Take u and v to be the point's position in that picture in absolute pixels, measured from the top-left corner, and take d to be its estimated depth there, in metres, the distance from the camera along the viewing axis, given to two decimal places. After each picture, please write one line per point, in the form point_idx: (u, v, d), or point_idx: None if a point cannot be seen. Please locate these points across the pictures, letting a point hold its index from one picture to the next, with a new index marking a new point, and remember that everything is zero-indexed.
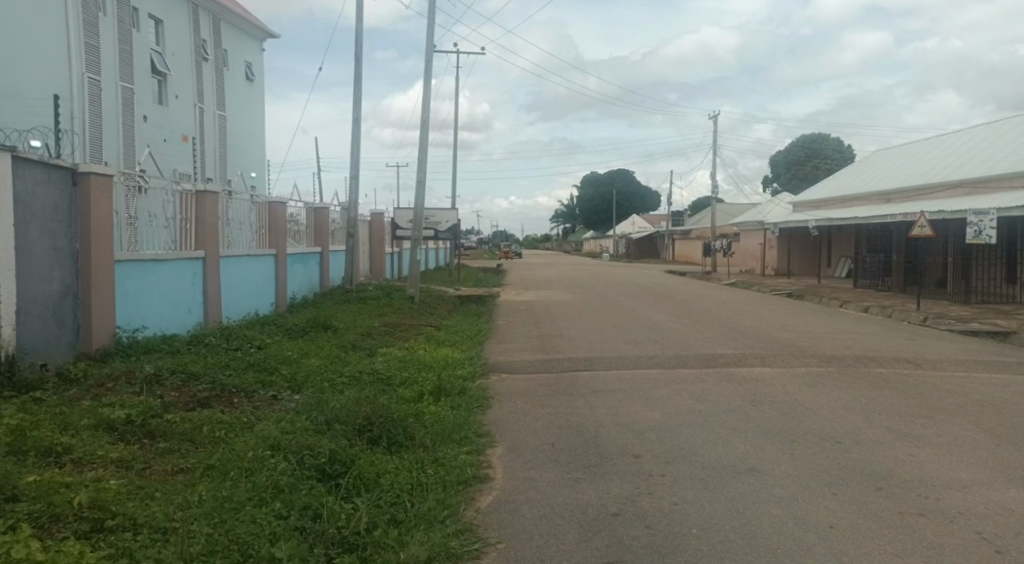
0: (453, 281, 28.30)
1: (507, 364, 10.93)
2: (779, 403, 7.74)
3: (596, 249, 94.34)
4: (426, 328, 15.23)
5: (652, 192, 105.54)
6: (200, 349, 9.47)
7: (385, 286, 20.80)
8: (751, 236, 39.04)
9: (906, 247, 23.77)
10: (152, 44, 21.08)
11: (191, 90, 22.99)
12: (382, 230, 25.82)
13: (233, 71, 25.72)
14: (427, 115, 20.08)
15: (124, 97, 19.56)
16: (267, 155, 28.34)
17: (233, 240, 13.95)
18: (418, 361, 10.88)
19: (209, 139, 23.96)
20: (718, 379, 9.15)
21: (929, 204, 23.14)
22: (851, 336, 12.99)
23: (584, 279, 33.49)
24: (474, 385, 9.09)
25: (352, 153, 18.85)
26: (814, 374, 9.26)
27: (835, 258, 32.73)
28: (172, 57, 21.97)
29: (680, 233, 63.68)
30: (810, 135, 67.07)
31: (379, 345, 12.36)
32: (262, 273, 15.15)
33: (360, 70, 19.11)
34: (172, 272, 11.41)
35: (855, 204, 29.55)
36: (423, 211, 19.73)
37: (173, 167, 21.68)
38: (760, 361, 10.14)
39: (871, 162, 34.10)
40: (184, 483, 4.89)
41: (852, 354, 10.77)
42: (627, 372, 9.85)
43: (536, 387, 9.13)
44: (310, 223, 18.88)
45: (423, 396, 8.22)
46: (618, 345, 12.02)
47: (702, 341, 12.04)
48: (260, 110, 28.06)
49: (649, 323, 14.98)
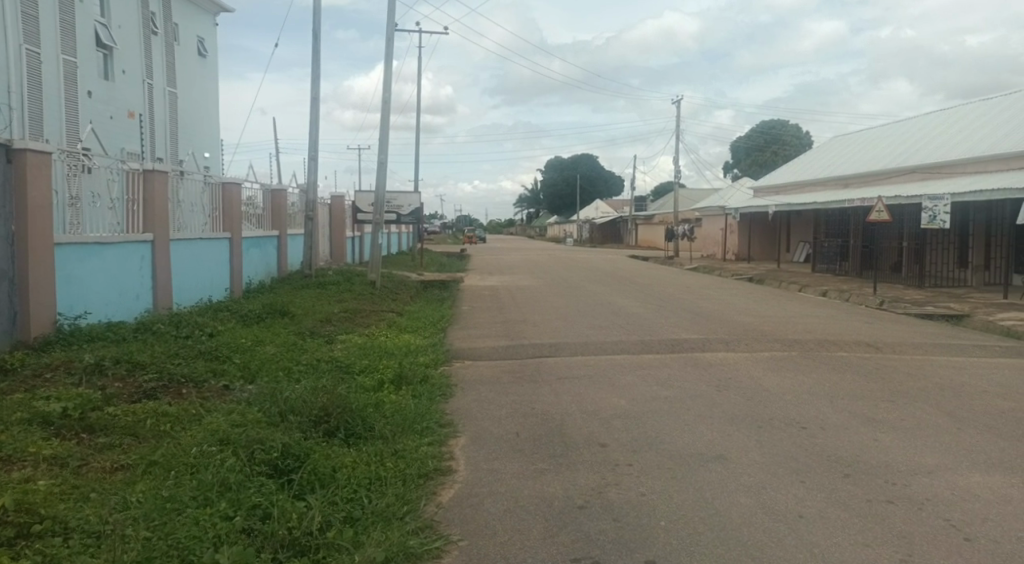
0: (415, 266, 27.94)
1: (470, 351, 10.72)
2: (744, 388, 7.66)
3: (560, 235, 94.49)
4: (386, 314, 14.92)
5: (615, 177, 105.95)
6: (147, 336, 9.06)
7: (346, 270, 20.40)
8: (713, 221, 39.31)
9: (863, 232, 24.07)
10: (96, 16, 20.21)
11: (139, 66, 22.14)
12: (343, 213, 25.33)
13: (184, 47, 24.84)
14: (386, 96, 19.65)
15: (66, 71, 18.73)
16: (220, 135, 27.53)
17: (185, 224, 13.45)
18: (378, 348, 10.60)
19: (159, 117, 23.15)
20: (683, 364, 9.05)
21: (886, 189, 23.45)
22: (812, 320, 13.04)
23: (547, 264, 33.40)
24: (435, 372, 8.85)
25: (310, 134, 18.32)
26: (778, 358, 9.20)
27: (795, 243, 33.12)
28: (118, 30, 21.11)
29: (642, 218, 64.06)
30: (769, 121, 67.78)
31: (338, 331, 12.03)
32: (216, 258, 14.66)
33: (317, 48, 18.56)
34: (119, 255, 10.93)
35: (814, 189, 29.87)
36: (384, 194, 19.32)
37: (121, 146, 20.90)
38: (724, 346, 10.06)
39: (829, 147, 34.51)
40: (123, 481, 4.58)
41: (814, 337, 10.77)
42: (591, 357, 9.69)
43: (499, 374, 8.92)
44: (267, 205, 18.38)
45: (383, 384, 7.97)
46: (582, 330, 11.87)
47: (666, 326, 11.95)
48: (213, 88, 27.21)
49: (613, 307, 14.87)
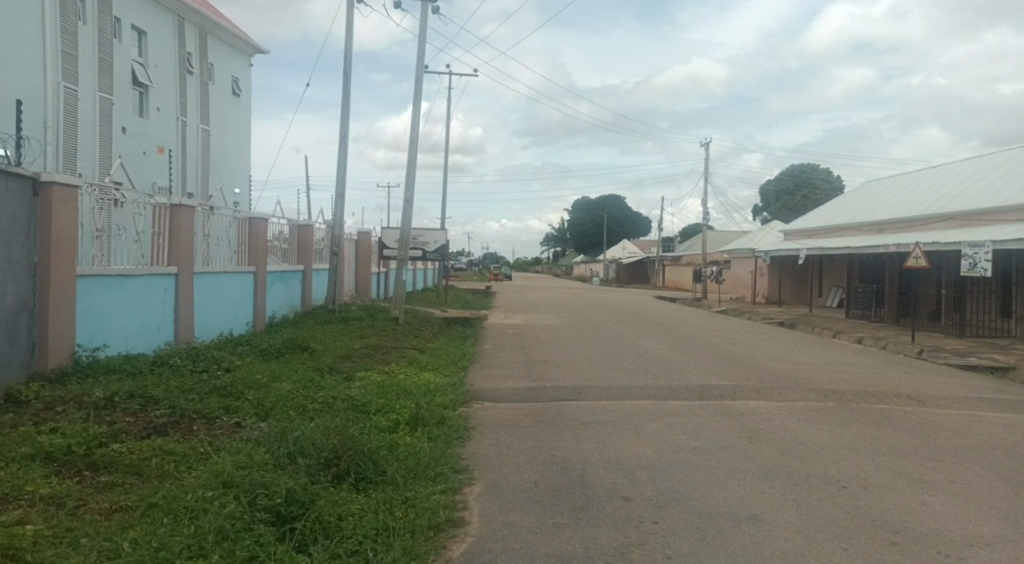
0: (440, 303, 27.78)
1: (491, 392, 10.42)
2: (778, 441, 7.26)
3: (587, 274, 94.16)
4: (408, 351, 14.71)
5: (643, 218, 105.70)
6: (163, 370, 8.91)
7: (369, 306, 20.27)
8: (742, 264, 38.77)
9: (899, 278, 23.47)
10: (134, 56, 20.66)
11: (174, 103, 22.57)
12: (369, 249, 25.34)
13: (219, 85, 25.32)
14: (415, 135, 19.74)
15: (102, 107, 19.09)
16: (250, 171, 27.88)
17: (211, 257, 13.43)
18: (397, 387, 10.34)
19: (192, 153, 23.51)
20: (712, 412, 8.67)
21: (922, 235, 22.90)
22: (848, 368, 12.55)
23: (573, 303, 33.07)
24: (454, 414, 8.57)
25: (339, 171, 18.39)
26: (813, 409, 8.79)
27: (826, 288, 32.45)
28: (155, 69, 21.55)
29: (670, 259, 63.57)
30: (800, 165, 67.27)
31: (357, 368, 11.80)
32: (239, 291, 14.61)
33: (348, 87, 18.74)
34: (141, 288, 10.89)
35: (846, 233, 29.34)
36: (409, 231, 19.26)
37: (152, 181, 21.20)
38: (756, 394, 9.64)
39: (862, 191, 33.99)
40: (119, 524, 4.34)
41: (851, 387, 10.31)
42: (617, 402, 9.35)
43: (520, 417, 8.60)
44: (293, 240, 18.39)
45: (398, 425, 7.69)
46: (608, 374, 11.51)
47: (695, 371, 11.55)
48: (246, 125, 27.64)
49: (640, 350, 14.49)
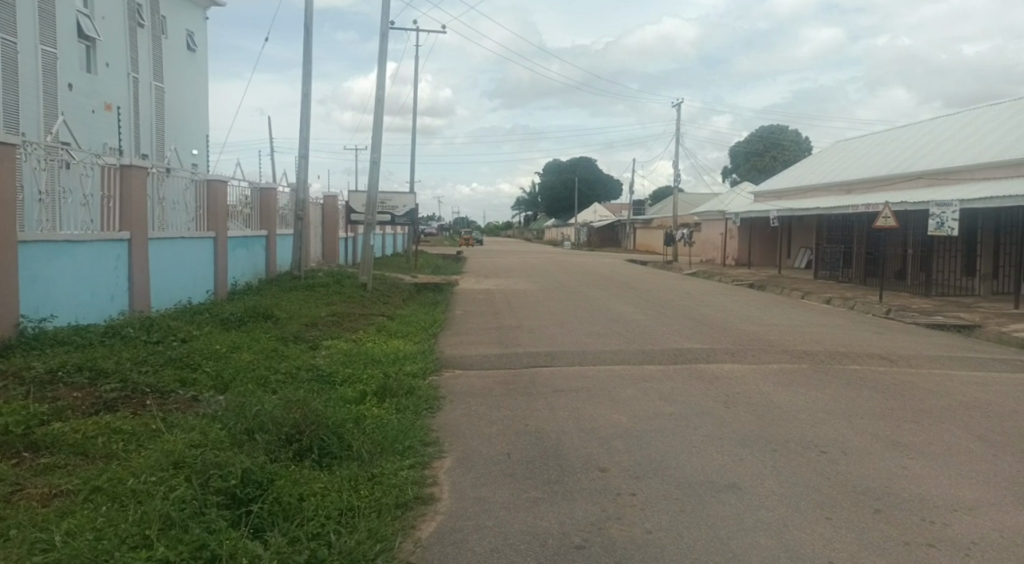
0: (409, 268, 27.37)
1: (461, 359, 10.16)
2: (754, 405, 7.11)
3: (558, 238, 94.02)
4: (376, 318, 14.36)
5: (614, 181, 105.58)
6: (115, 342, 8.49)
7: (336, 272, 19.82)
8: (712, 226, 38.79)
9: (868, 238, 23.57)
10: (79, 7, 19.60)
11: (125, 59, 21.55)
12: (335, 214, 24.76)
13: (173, 41, 24.26)
14: (380, 94, 19.13)
15: (46, 63, 18.12)
16: (208, 131, 26.94)
17: (167, 222, 12.90)
18: (363, 355, 10.03)
19: (145, 112, 22.57)
20: (686, 376, 8.50)
21: (890, 195, 22.94)
22: (819, 329, 12.49)
23: (544, 267, 32.84)
24: (423, 383, 8.30)
25: (301, 132, 17.76)
26: (788, 372, 8.65)
27: (795, 249, 32.61)
28: (102, 22, 20.51)
29: (641, 222, 63.53)
30: (769, 127, 67.28)
31: (323, 337, 11.45)
32: (199, 258, 14.10)
33: (308, 44, 18.03)
34: (91, 255, 10.38)
35: (816, 194, 29.37)
36: (376, 194, 18.75)
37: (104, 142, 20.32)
38: (730, 357, 9.49)
39: (831, 152, 34.03)
40: (57, 511, 4.01)
41: (824, 348, 10.23)
42: (590, 368, 9.14)
43: (491, 385, 8.36)
44: (255, 204, 17.79)
45: (365, 397, 7.41)
46: (580, 338, 11.30)
47: (668, 335, 11.39)
48: (202, 83, 26.61)
49: (612, 314, 14.31)
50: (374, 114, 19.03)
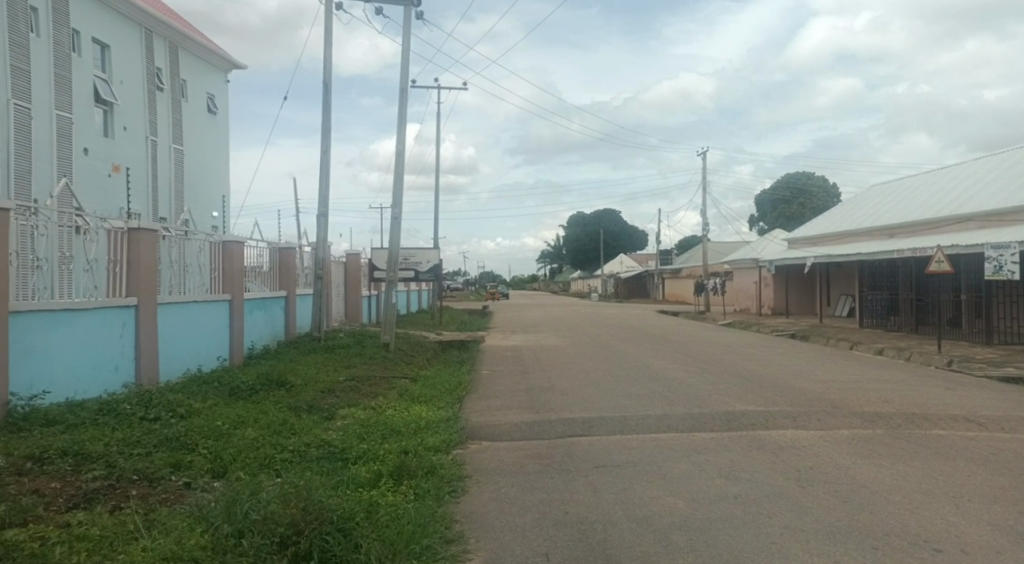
0: (434, 325, 26.59)
1: (489, 427, 9.23)
2: (834, 483, 6.06)
3: (584, 289, 93.10)
4: (399, 381, 13.50)
5: (639, 232, 104.95)
6: (108, 420, 7.68)
7: (359, 332, 19.07)
8: (746, 274, 37.62)
9: (916, 283, 22.36)
10: (96, 71, 19.56)
11: (143, 122, 21.46)
12: (358, 272, 24.18)
13: (193, 103, 24.27)
14: (400, 149, 18.67)
15: (60, 126, 17.94)
16: (227, 193, 26.75)
17: (178, 285, 12.30)
18: (382, 426, 9.14)
19: (163, 174, 22.38)
20: (747, 447, 7.47)
21: (938, 238, 21.78)
22: (883, 386, 11.35)
23: (572, 320, 31.84)
24: (446, 459, 7.37)
25: (321, 188, 17.23)
26: (863, 440, 7.58)
27: (835, 296, 31.33)
28: (119, 85, 20.46)
29: (670, 272, 62.47)
30: (795, 174, 66.40)
31: (339, 405, 10.58)
32: (213, 322, 13.40)
33: (327, 101, 17.70)
34: (91, 324, 9.71)
35: (855, 239, 28.21)
36: (397, 251, 18.08)
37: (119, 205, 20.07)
38: (792, 422, 8.45)
39: (866, 194, 32.94)
40: None
41: (896, 409, 9.13)
42: (635, 438, 8.14)
43: (524, 461, 7.39)
44: (274, 264, 17.22)
45: (380, 480, 6.49)
46: (620, 402, 10.29)
47: (716, 395, 10.35)
48: (224, 143, 26.58)
49: (651, 372, 13.28)
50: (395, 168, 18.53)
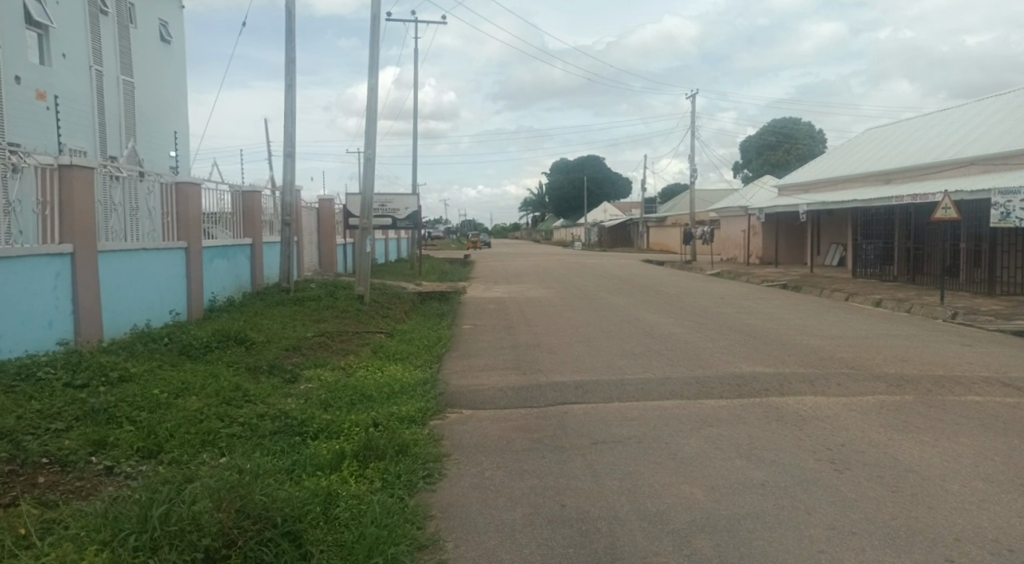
0: (414, 275, 25.53)
1: (471, 391, 8.27)
2: (876, 467, 5.15)
3: (567, 237, 92.18)
4: (374, 336, 12.50)
5: (623, 180, 103.77)
6: (24, 387, 6.56)
7: (330, 282, 17.95)
8: (734, 222, 36.72)
9: (914, 231, 21.50)
10: None
11: (85, 51, 18.93)
12: (332, 219, 22.95)
13: (144, 31, 22.18)
14: (372, 86, 17.29)
15: None
16: (183, 129, 24.83)
17: (121, 231, 11.03)
18: (350, 390, 8.16)
19: (112, 108, 20.12)
20: (764, 418, 6.56)
21: (940, 184, 20.86)
22: (896, 343, 10.51)
23: (557, 270, 30.84)
24: (422, 433, 6.40)
25: (286, 127, 15.87)
26: (894, 409, 6.70)
27: (825, 246, 30.60)
28: (56, 8, 17.84)
29: (654, 220, 61.54)
30: (781, 119, 65.02)
31: (304, 366, 9.55)
32: (166, 272, 12.22)
33: (291, 32, 16.22)
34: (17, 274, 8.52)
35: (849, 186, 27.23)
36: (370, 195, 16.82)
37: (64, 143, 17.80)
38: (809, 386, 7.57)
39: (860, 140, 31.87)
40: None
41: (920, 371, 8.26)
42: (634, 406, 7.20)
43: (510, 435, 6.44)
44: (237, 209, 15.96)
45: (343, 464, 5.51)
46: (613, 362, 9.35)
47: (718, 355, 9.46)
48: (181, 79, 24.89)
49: (645, 327, 12.35)
50: (367, 106, 17.16)
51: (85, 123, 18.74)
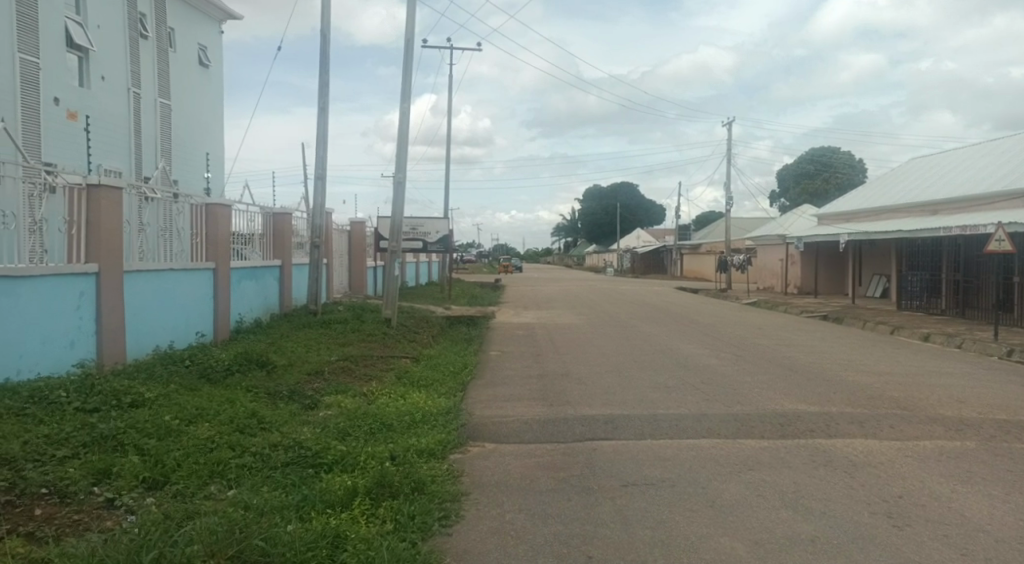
0: (443, 299, 25.29)
1: (495, 423, 7.89)
2: (940, 525, 4.65)
3: (600, 264, 91.56)
4: (399, 362, 12.20)
5: (657, 208, 103.12)
6: (34, 411, 6.33)
7: (359, 305, 17.79)
8: (771, 251, 35.98)
9: (963, 264, 20.69)
10: (70, 12, 17.13)
11: (124, 73, 19.19)
12: (363, 241, 22.87)
13: (183, 55, 22.50)
14: (405, 109, 17.21)
15: (30, 74, 15.41)
16: (218, 151, 25.08)
17: (148, 251, 10.92)
18: (370, 419, 7.82)
19: (148, 129, 20.35)
20: (811, 463, 6.07)
21: (991, 215, 20.07)
22: (950, 382, 9.91)
23: (588, 297, 30.38)
24: (440, 469, 6.03)
25: (318, 149, 15.79)
26: (954, 457, 6.17)
27: (867, 276, 29.72)
28: (97, 30, 18.12)
29: (688, 247, 60.80)
30: (820, 148, 64.07)
31: (325, 392, 9.26)
32: (193, 292, 12.10)
33: (326, 55, 16.24)
34: (39, 294, 8.37)
35: (893, 215, 26.44)
36: (400, 218, 16.65)
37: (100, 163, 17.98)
38: (858, 428, 7.05)
39: (903, 169, 31.06)
40: None
41: (979, 415, 7.69)
42: (668, 444, 6.75)
43: (534, 473, 6.03)
44: (267, 230, 15.88)
45: (355, 502, 5.15)
46: (646, 395, 8.90)
47: (758, 390, 8.97)
48: (218, 102, 25.19)
49: (679, 358, 11.87)
50: (399, 129, 17.06)
51: (121, 143, 18.94)
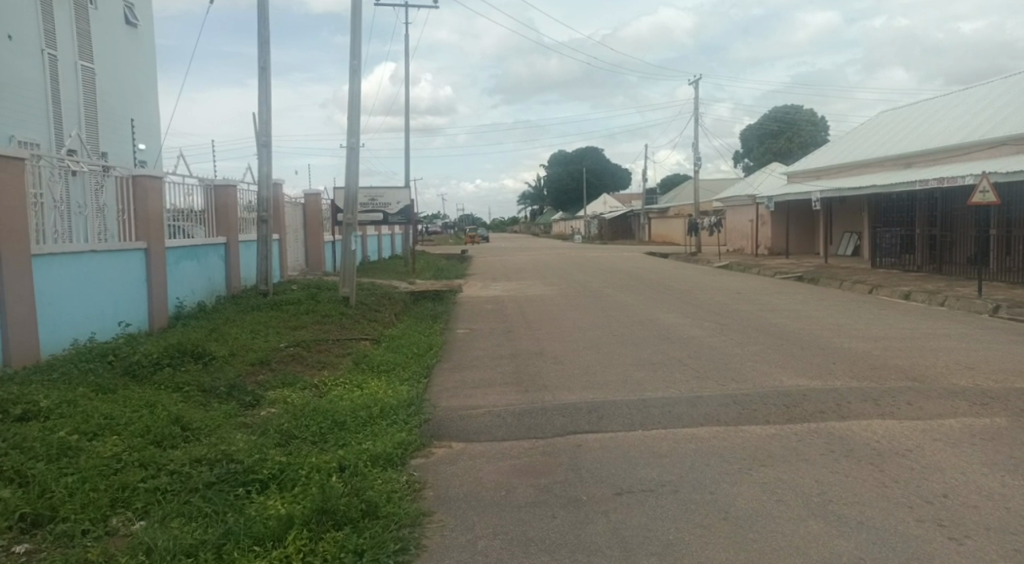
0: (407, 273, 24.18)
1: (464, 417, 6.93)
2: (1005, 535, 3.80)
3: (567, 231, 90.71)
4: (357, 344, 11.14)
5: (623, 173, 102.31)
6: None
7: (314, 283, 16.62)
8: (740, 212, 35.38)
9: (940, 218, 20.16)
10: None
11: (36, 32, 17.43)
12: (319, 214, 21.60)
13: (106, 13, 20.71)
14: (354, 69, 15.96)
15: None
16: (151, 119, 23.40)
17: (64, 231, 9.64)
18: (319, 417, 6.79)
19: (69, 95, 18.68)
20: (830, 454, 5.21)
21: (969, 166, 19.48)
22: (953, 345, 9.18)
23: (557, 265, 29.47)
24: (399, 483, 5.03)
25: (260, 113, 14.48)
26: (990, 439, 5.36)
27: (839, 235, 29.25)
28: None
29: (656, 211, 60.17)
30: (784, 107, 63.46)
31: (269, 386, 8.21)
32: (120, 277, 10.89)
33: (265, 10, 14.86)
34: None
35: (865, 171, 25.84)
36: (355, 187, 15.46)
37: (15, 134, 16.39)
38: (873, 407, 6.23)
39: (872, 124, 30.50)
40: None
41: (998, 385, 6.92)
42: (663, 436, 5.85)
43: (510, 482, 5.09)
44: (209, 204, 14.60)
45: (286, 535, 4.14)
46: (629, 375, 8.01)
47: (751, 364, 8.12)
48: (149, 66, 23.44)
49: (660, 330, 11.02)
50: (349, 90, 15.80)
51: (38, 111, 17.29)
